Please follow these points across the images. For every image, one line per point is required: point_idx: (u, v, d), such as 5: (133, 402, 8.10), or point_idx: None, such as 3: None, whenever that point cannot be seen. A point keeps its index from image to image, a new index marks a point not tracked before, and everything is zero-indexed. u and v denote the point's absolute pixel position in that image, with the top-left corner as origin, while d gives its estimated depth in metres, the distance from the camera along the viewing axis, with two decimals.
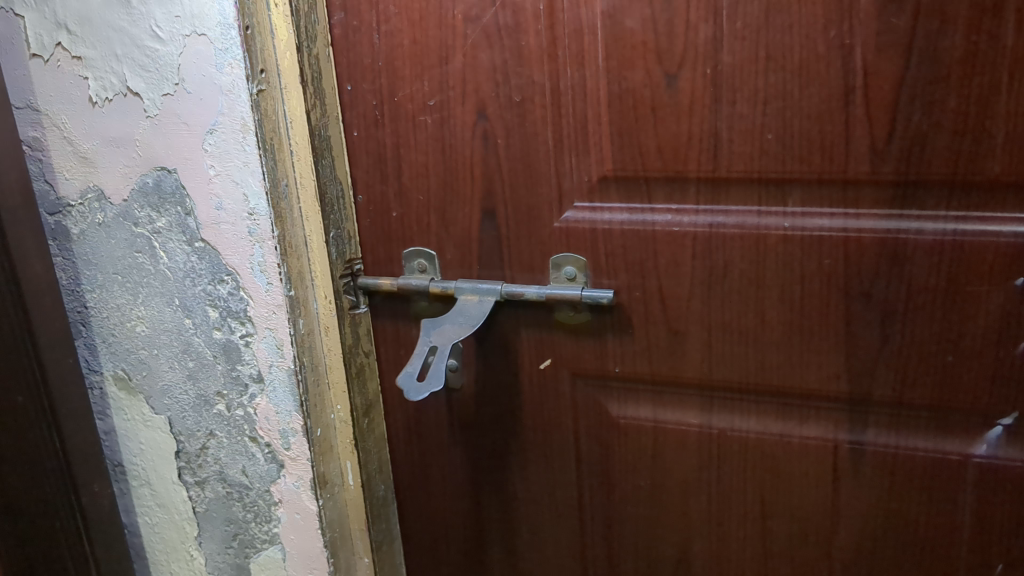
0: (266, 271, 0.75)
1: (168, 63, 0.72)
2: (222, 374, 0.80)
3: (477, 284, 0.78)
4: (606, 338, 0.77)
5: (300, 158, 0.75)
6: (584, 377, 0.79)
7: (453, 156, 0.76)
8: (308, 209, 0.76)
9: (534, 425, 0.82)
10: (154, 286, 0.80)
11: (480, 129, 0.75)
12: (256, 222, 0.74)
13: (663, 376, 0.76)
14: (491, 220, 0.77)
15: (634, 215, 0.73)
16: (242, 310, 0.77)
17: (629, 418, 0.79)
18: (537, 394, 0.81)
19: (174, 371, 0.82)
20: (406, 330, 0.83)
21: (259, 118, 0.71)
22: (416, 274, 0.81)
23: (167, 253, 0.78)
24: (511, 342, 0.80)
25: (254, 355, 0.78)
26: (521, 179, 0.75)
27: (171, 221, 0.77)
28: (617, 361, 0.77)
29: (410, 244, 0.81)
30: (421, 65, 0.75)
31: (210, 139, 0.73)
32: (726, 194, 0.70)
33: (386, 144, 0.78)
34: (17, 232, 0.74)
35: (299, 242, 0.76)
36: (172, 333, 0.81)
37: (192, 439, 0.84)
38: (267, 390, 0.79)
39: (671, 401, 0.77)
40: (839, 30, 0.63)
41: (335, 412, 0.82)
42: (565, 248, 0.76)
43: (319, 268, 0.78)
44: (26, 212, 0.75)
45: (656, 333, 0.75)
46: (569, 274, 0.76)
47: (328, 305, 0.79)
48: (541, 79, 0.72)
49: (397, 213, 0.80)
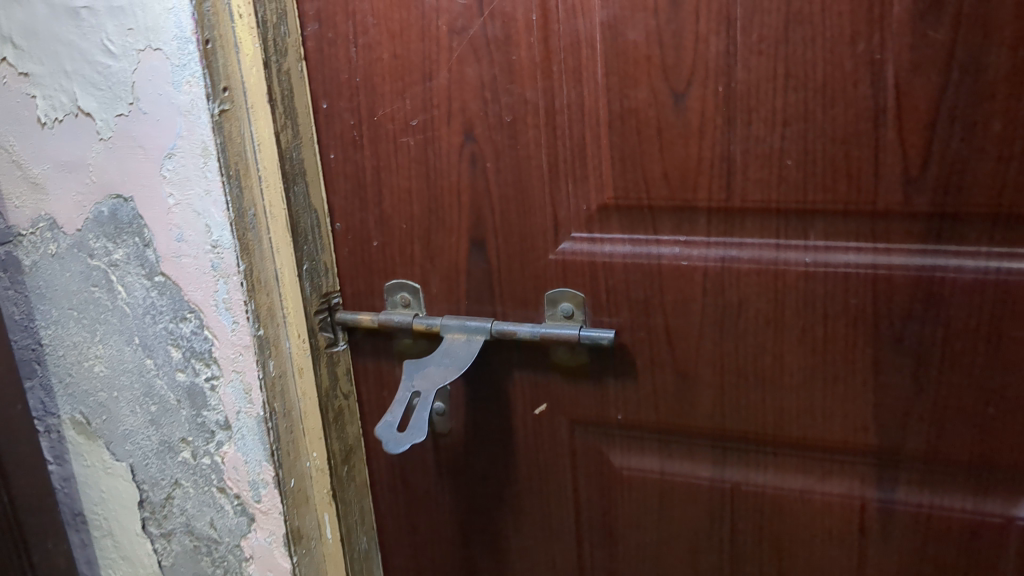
0: (231, 309, 0.68)
1: (121, 80, 0.65)
2: (187, 419, 0.73)
3: (464, 322, 0.70)
4: (608, 381, 0.70)
5: (269, 184, 0.68)
6: (583, 423, 0.72)
7: (438, 181, 0.69)
8: (279, 240, 0.69)
9: (529, 475, 0.75)
10: (112, 323, 0.73)
11: (467, 151, 0.68)
12: (220, 255, 0.67)
13: (671, 425, 0.69)
14: (481, 251, 0.70)
15: (637, 246, 0.66)
16: (206, 350, 0.70)
17: (633, 469, 0.72)
18: (532, 441, 0.74)
19: (135, 416, 0.75)
20: (389, 370, 0.76)
21: (221, 141, 0.64)
22: (399, 309, 0.74)
23: (125, 287, 0.71)
24: (503, 384, 0.73)
25: (220, 400, 0.71)
26: (513, 207, 0.68)
27: (129, 252, 0.70)
28: (621, 408, 0.70)
29: (392, 276, 0.73)
30: (401, 82, 0.67)
31: (169, 164, 0.66)
32: (740, 226, 0.63)
33: (366, 168, 0.71)
34: None
35: (269, 276, 0.69)
36: (133, 375, 0.74)
37: (155, 489, 0.77)
38: (235, 438, 0.72)
39: (680, 453, 0.70)
40: (868, 42, 0.55)
41: (311, 460, 0.74)
42: (561, 282, 0.69)
43: (291, 304, 0.70)
44: None
45: (662, 377, 0.68)
46: (566, 311, 0.69)
47: (302, 344, 0.72)
48: (534, 96, 0.65)
49: (378, 242, 0.73)
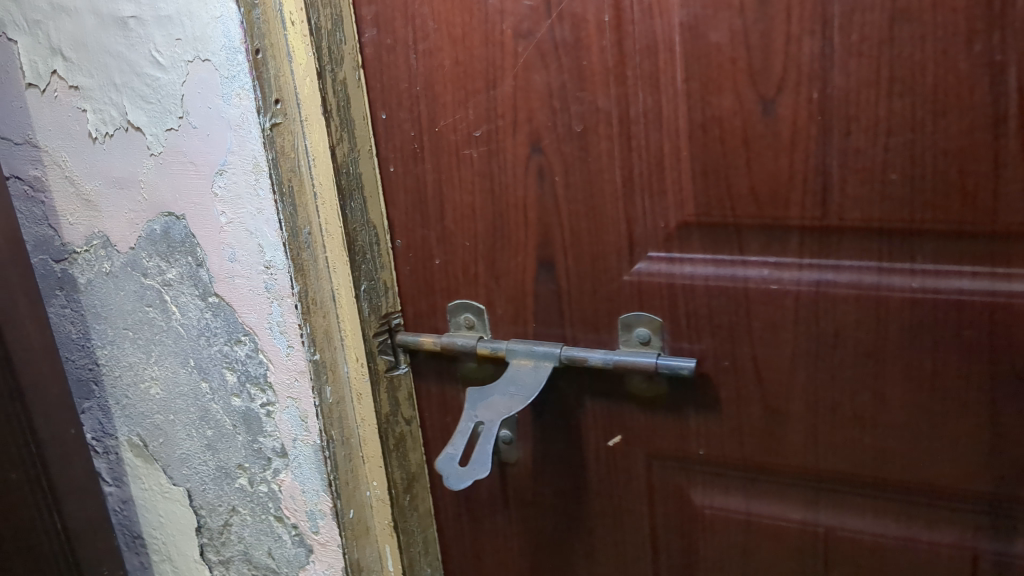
0: (286, 333, 0.64)
1: (170, 93, 0.62)
2: (243, 445, 0.70)
3: (532, 346, 0.66)
4: (688, 412, 0.64)
5: (325, 201, 0.63)
6: (662, 457, 0.67)
7: (503, 197, 0.64)
8: (335, 258, 0.65)
9: (603, 510, 0.70)
10: (167, 344, 0.70)
11: (534, 164, 0.63)
12: (274, 276, 0.63)
13: (757, 461, 0.63)
14: (549, 272, 0.65)
15: (721, 268, 0.60)
16: (262, 375, 0.67)
17: (716, 508, 0.66)
18: (605, 474, 0.69)
19: (191, 440, 0.72)
20: (454, 395, 0.71)
21: (273, 156, 0.60)
22: (462, 330, 0.69)
23: (179, 308, 0.68)
24: (573, 413, 0.68)
25: (276, 426, 0.68)
26: (584, 224, 0.63)
27: (181, 272, 0.67)
28: (702, 442, 0.64)
29: (456, 296, 0.69)
30: (464, 90, 0.63)
31: (220, 180, 0.62)
32: (837, 247, 0.56)
33: (427, 182, 0.67)
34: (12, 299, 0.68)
35: (325, 297, 0.65)
36: (189, 398, 0.71)
37: (213, 515, 0.74)
38: (292, 466, 0.69)
39: (766, 492, 0.64)
40: (987, 42, 0.48)
41: (371, 490, 0.71)
42: (636, 306, 0.63)
43: (349, 326, 0.67)
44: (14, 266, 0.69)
45: (749, 410, 0.62)
46: (642, 337, 0.63)
47: (361, 369, 0.68)
48: (607, 104, 0.59)
49: (440, 260, 0.68)
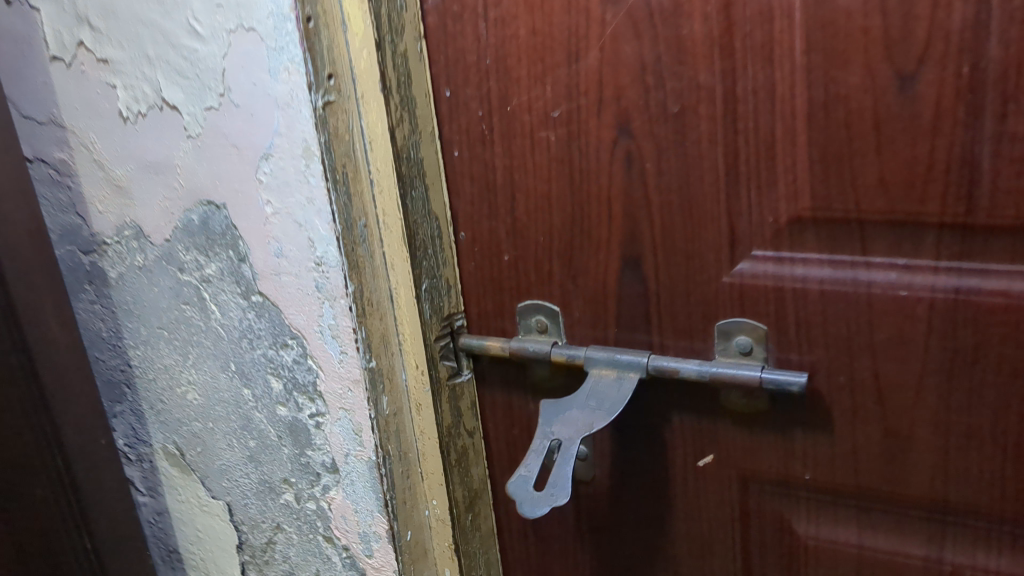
0: (339, 337, 0.57)
1: (210, 67, 0.54)
2: (289, 458, 0.63)
3: (615, 355, 0.58)
4: (791, 431, 0.57)
5: (382, 188, 0.56)
6: (759, 481, 0.59)
7: (583, 186, 0.57)
8: (394, 254, 0.58)
9: (689, 536, 0.63)
10: (205, 346, 0.64)
11: (622, 149, 0.55)
12: (325, 274, 0.56)
13: (875, 489, 0.56)
14: (635, 271, 0.57)
15: (839, 271, 0.52)
16: (310, 383, 0.60)
17: (824, 541, 0.59)
18: (693, 497, 0.62)
19: (232, 450, 0.66)
20: (521, 405, 0.64)
21: (326, 140, 0.53)
22: (534, 334, 0.62)
23: (219, 307, 0.62)
24: (658, 429, 0.61)
25: (327, 439, 0.61)
26: (678, 219, 0.55)
27: (222, 267, 0.60)
28: (808, 466, 0.57)
29: (526, 296, 0.62)
30: (541, 64, 0.55)
31: (265, 166, 0.55)
32: (982, 248, 0.48)
33: (496, 168, 0.59)
34: (36, 299, 0.64)
35: (382, 297, 0.58)
36: (229, 406, 0.64)
37: (256, 531, 0.68)
38: (344, 483, 0.62)
39: (883, 525, 0.57)
40: None
41: (430, 509, 0.64)
42: (736, 312, 0.56)
43: (409, 329, 0.60)
44: (37, 258, 0.64)
45: (866, 432, 0.55)
46: (742, 346, 0.56)
47: (420, 377, 0.61)
48: (709, 81, 0.51)
49: (509, 255, 0.61)
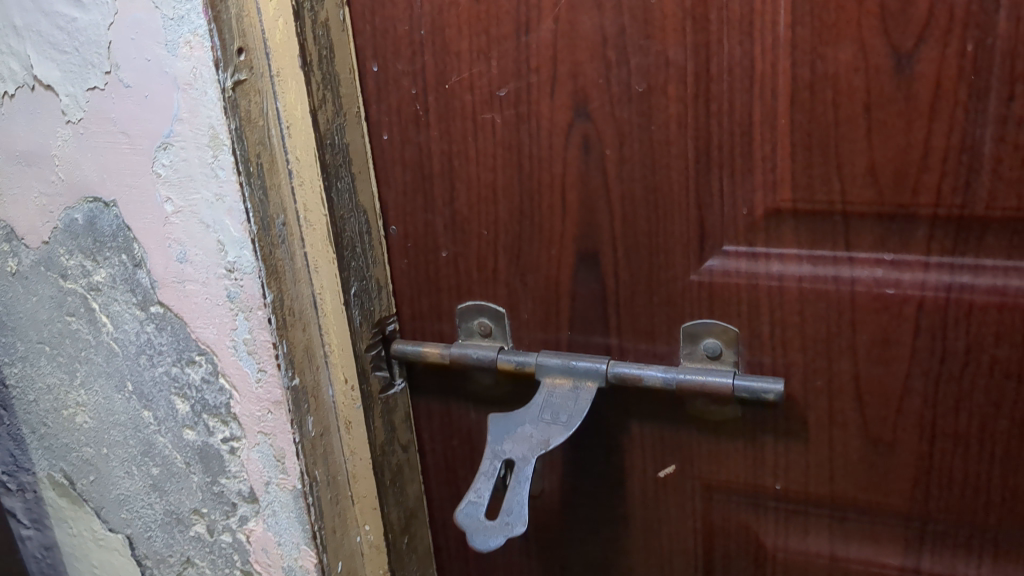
0: (255, 353, 0.50)
1: (92, 40, 0.46)
2: (199, 487, 0.56)
3: (570, 362, 0.52)
4: (763, 437, 0.52)
5: (303, 180, 0.49)
6: (725, 491, 0.54)
7: (533, 174, 0.51)
8: (317, 256, 0.50)
9: (647, 551, 0.58)
10: (95, 363, 0.55)
11: (578, 133, 0.49)
12: (238, 282, 0.48)
13: (852, 496, 0.52)
14: (592, 269, 0.52)
15: (819, 268, 0.48)
16: (222, 405, 0.52)
17: (792, 552, 0.55)
18: (652, 510, 0.57)
19: (132, 479, 0.58)
20: (462, 415, 0.58)
21: (237, 126, 0.45)
22: (476, 338, 0.56)
23: (111, 319, 0.53)
24: (616, 438, 0.55)
25: (243, 467, 0.54)
26: (641, 211, 0.49)
27: (113, 273, 0.52)
28: (779, 475, 0.53)
29: (467, 296, 0.55)
30: (485, 35, 0.48)
31: (163, 157, 0.47)
32: (978, 243, 0.44)
33: (433, 154, 0.52)
34: None
35: (305, 305, 0.51)
36: (126, 429, 0.56)
37: (162, 566, 0.60)
38: (264, 515, 0.54)
39: (855, 533, 0.53)
40: None
41: (363, 535, 0.57)
42: (704, 312, 0.51)
43: (337, 339, 0.52)
44: None
45: (844, 440, 0.50)
46: (710, 350, 0.51)
47: (349, 393, 0.54)
48: (680, 57, 0.45)
49: (448, 251, 0.54)
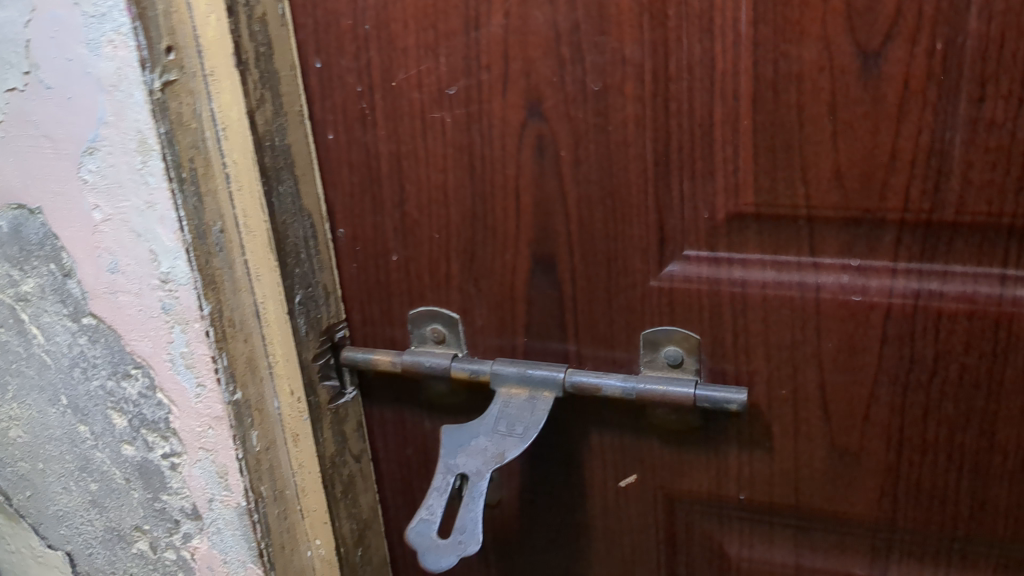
0: (194, 368, 0.47)
1: (9, 38, 0.43)
2: (140, 504, 0.53)
3: (526, 370, 0.50)
4: (726, 447, 0.50)
5: (241, 185, 0.46)
6: (688, 500, 0.53)
7: (485, 176, 0.48)
8: (258, 264, 0.48)
9: (608, 562, 0.56)
10: (28, 376, 0.52)
11: (532, 133, 0.46)
12: (173, 294, 0.45)
13: (818, 506, 0.50)
14: (548, 274, 0.49)
15: (783, 274, 0.46)
16: (161, 420, 0.50)
17: (757, 561, 0.53)
18: (613, 520, 0.55)
19: (69, 495, 0.55)
20: (416, 423, 0.56)
21: (167, 130, 0.42)
22: (429, 344, 0.53)
23: (42, 331, 0.50)
24: (576, 447, 0.54)
25: (185, 483, 0.51)
26: (599, 214, 0.47)
27: (42, 283, 0.49)
28: (743, 485, 0.51)
29: (419, 302, 0.53)
30: (433, 30, 0.46)
31: (89, 163, 0.44)
32: (947, 249, 0.42)
33: (380, 154, 0.49)
34: None
35: (246, 315, 0.48)
36: (62, 444, 0.53)
37: None
38: (208, 533, 0.52)
39: (821, 543, 0.51)
40: None
41: (313, 549, 0.55)
42: (665, 319, 0.49)
43: (281, 350, 0.50)
44: None
45: (810, 450, 0.49)
46: (671, 358, 0.49)
47: (296, 405, 0.51)
48: (637, 55, 0.43)
49: (398, 256, 0.52)
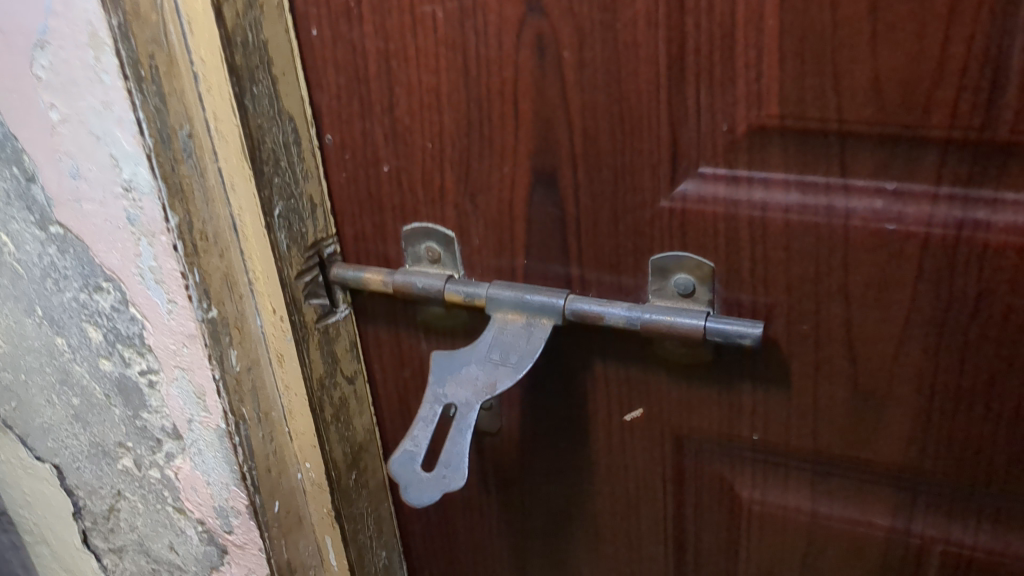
0: (164, 283, 0.44)
1: None
2: (122, 421, 0.51)
3: (524, 296, 0.46)
4: (739, 384, 0.46)
5: (211, 85, 0.42)
6: (697, 439, 0.49)
7: (481, 79, 0.43)
8: (233, 172, 0.44)
9: (613, 496, 0.53)
10: (3, 285, 0.50)
11: (532, 31, 0.41)
12: (137, 204, 0.42)
13: (838, 451, 0.46)
14: (550, 190, 0.45)
15: (810, 197, 0.40)
16: (136, 336, 0.47)
17: (770, 505, 0.49)
18: (618, 453, 0.52)
19: (53, 408, 0.53)
20: (412, 345, 0.52)
21: (122, 22, 0.38)
22: (424, 264, 0.50)
23: (12, 239, 0.47)
24: (579, 377, 0.50)
25: (164, 402, 0.49)
26: (605, 125, 0.42)
27: (8, 188, 0.46)
28: (757, 425, 0.47)
29: (413, 217, 0.49)
30: None
31: (41, 58, 0.40)
32: (999, 174, 0.37)
33: (368, 53, 0.45)
34: None
35: (221, 227, 0.45)
36: (41, 356, 0.51)
37: (94, 497, 0.56)
38: (190, 453, 0.50)
39: (840, 490, 0.47)
40: None
41: (303, 472, 0.53)
42: (676, 244, 0.44)
43: (261, 265, 0.46)
44: None
45: (831, 391, 0.44)
46: (682, 286, 0.44)
47: (280, 325, 0.48)
48: None
49: (389, 166, 0.48)
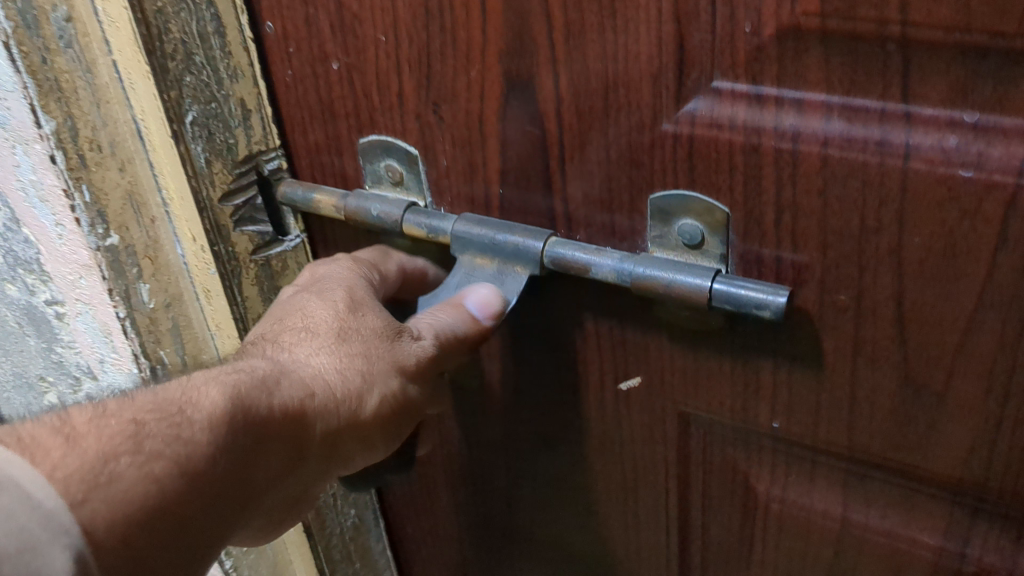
0: (48, 204, 0.38)
1: None
2: (39, 352, 0.47)
3: (495, 235, 0.37)
4: (756, 360, 0.36)
5: None
6: (706, 418, 0.40)
7: None
8: (130, 65, 0.35)
9: (606, 471, 0.45)
10: None
11: None
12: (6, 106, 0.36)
13: (879, 453, 0.36)
14: (527, 101, 0.35)
15: (860, 127, 0.29)
16: (34, 261, 0.42)
17: (791, 503, 0.40)
18: (613, 424, 0.43)
19: None
20: None
21: None
22: (385, 186, 0.41)
23: None
24: (568, 331, 0.41)
25: (73, 336, 0.44)
26: (592, 19, 0.32)
27: None
28: (778, 411, 0.37)
29: (371, 128, 0.40)
30: None
31: None
32: None
33: None
34: None
35: (122, 133, 0.37)
36: None
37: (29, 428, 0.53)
38: (106, 394, 0.46)
39: (879, 496, 0.38)
40: None
41: None
42: (681, 179, 0.34)
43: (172, 182, 0.39)
44: None
45: (873, 381, 0.34)
46: (688, 234, 0.34)
47: (201, 255, 0.41)
48: None
49: (340, 63, 0.38)
